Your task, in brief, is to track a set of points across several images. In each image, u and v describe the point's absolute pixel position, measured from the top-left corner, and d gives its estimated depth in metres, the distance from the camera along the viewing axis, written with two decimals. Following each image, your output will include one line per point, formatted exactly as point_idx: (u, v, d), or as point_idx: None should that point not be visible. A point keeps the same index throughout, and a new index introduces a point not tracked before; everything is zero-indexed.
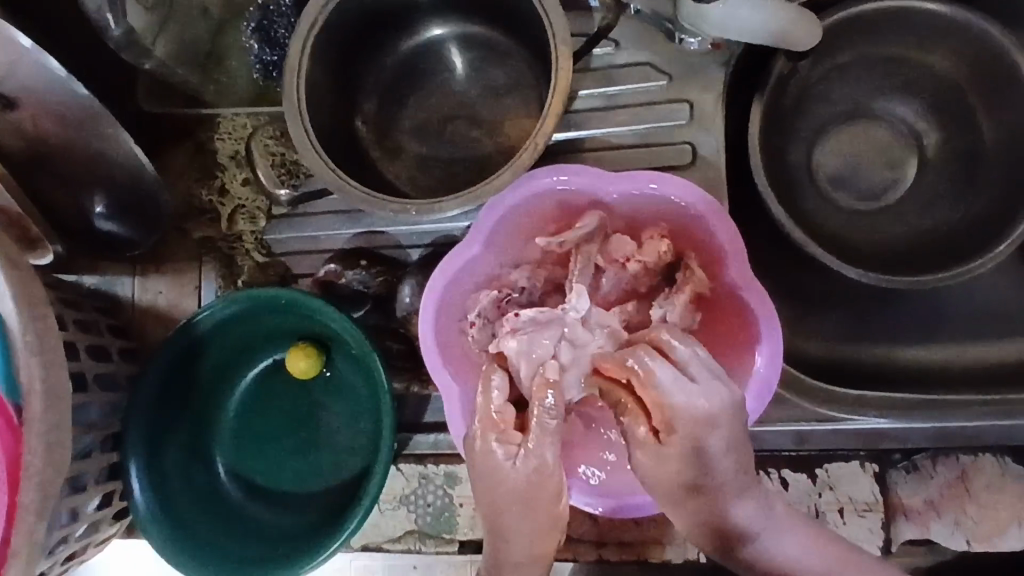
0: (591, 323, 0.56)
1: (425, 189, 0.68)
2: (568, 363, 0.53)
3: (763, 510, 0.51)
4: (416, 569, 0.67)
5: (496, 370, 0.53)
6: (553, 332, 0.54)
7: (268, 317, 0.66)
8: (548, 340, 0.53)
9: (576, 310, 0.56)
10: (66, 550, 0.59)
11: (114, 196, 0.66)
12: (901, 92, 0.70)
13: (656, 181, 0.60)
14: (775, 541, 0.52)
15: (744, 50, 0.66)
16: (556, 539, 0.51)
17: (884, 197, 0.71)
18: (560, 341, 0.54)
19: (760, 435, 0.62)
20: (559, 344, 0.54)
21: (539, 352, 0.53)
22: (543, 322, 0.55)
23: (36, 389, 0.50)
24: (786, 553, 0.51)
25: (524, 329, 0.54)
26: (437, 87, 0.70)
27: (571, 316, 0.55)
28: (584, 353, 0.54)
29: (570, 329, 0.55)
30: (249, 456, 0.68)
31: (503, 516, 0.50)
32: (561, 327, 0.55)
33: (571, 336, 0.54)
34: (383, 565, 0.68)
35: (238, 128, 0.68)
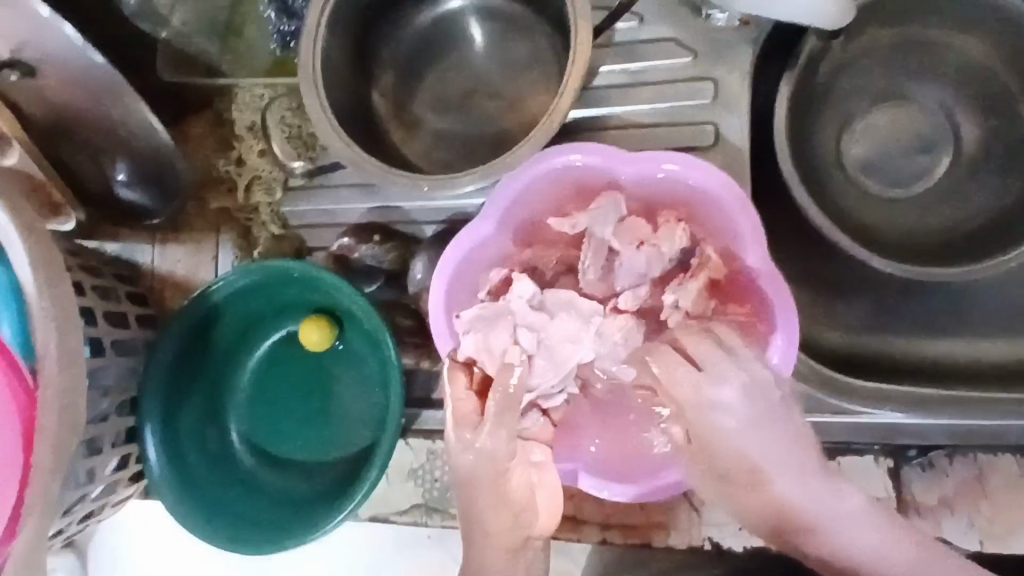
0: (541, 302, 0.57)
1: (441, 164, 0.67)
2: (531, 350, 0.55)
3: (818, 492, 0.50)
4: (431, 539, 0.67)
5: (458, 369, 0.54)
6: (505, 324, 0.56)
7: (282, 288, 0.67)
8: (504, 332, 0.56)
9: (521, 296, 0.57)
10: (82, 509, 0.61)
11: (135, 164, 0.67)
12: (939, 74, 0.67)
13: (678, 164, 0.58)
14: (843, 528, 0.49)
15: (773, 27, 0.63)
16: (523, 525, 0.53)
17: (914, 184, 0.68)
18: (517, 329, 0.56)
19: None
20: (516, 333, 0.56)
21: (498, 344, 0.55)
22: (491, 316, 0.56)
23: (51, 354, 0.51)
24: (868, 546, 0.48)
25: (477, 327, 0.56)
26: (456, 60, 0.69)
27: (517, 303, 0.57)
28: (544, 337, 0.56)
29: (521, 316, 0.56)
30: (263, 425, 0.69)
31: (470, 496, 0.53)
32: (513, 316, 0.56)
33: (525, 322, 0.56)
34: (397, 537, 0.67)
35: (255, 99, 0.70)
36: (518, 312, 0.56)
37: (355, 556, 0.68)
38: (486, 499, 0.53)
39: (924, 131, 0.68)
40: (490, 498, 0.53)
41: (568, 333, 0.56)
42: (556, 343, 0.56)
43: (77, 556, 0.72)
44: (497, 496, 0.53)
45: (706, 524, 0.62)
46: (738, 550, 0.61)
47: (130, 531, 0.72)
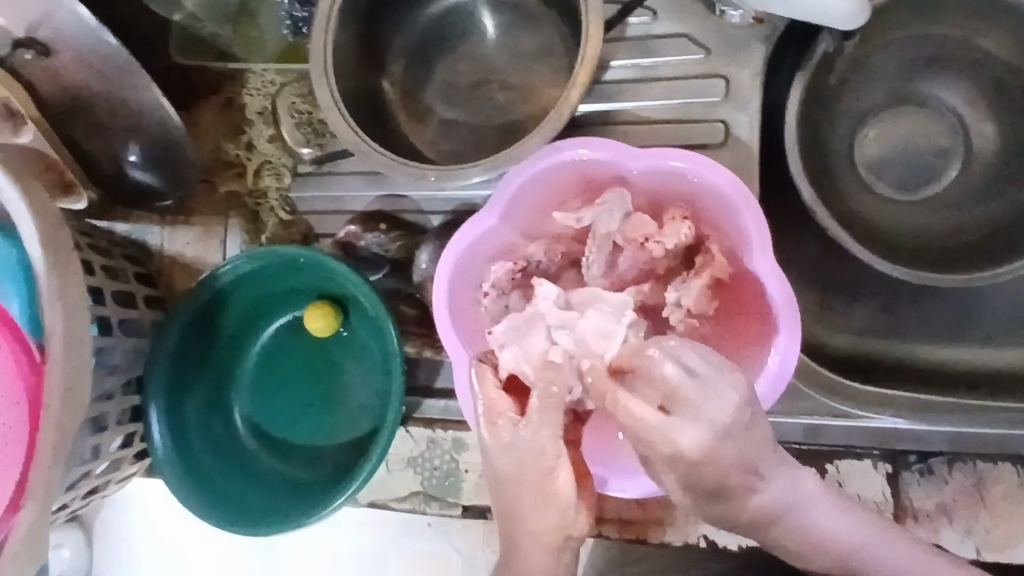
0: (569, 302, 0.55)
1: (449, 154, 0.67)
2: (569, 347, 0.52)
3: (792, 485, 0.51)
4: (431, 526, 0.67)
5: (484, 366, 0.53)
6: (540, 328, 0.53)
7: (288, 274, 0.67)
8: (539, 335, 0.53)
9: (547, 299, 0.55)
10: (87, 485, 0.62)
11: (146, 146, 0.68)
12: (954, 76, 0.66)
13: (687, 162, 0.58)
14: (810, 514, 0.52)
15: (788, 25, 0.63)
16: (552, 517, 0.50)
17: (923, 190, 0.68)
18: (551, 332, 0.53)
19: (773, 426, 0.60)
20: (552, 335, 0.53)
21: (537, 347, 0.52)
22: (522, 325, 0.54)
23: (58, 332, 0.52)
24: (828, 531, 0.52)
25: (511, 339, 0.54)
26: (467, 50, 0.69)
27: (545, 306, 0.54)
28: (578, 335, 0.53)
29: (552, 317, 0.54)
30: (265, 408, 0.70)
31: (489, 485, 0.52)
32: (545, 319, 0.54)
33: (558, 322, 0.53)
34: (394, 523, 0.68)
35: (267, 84, 0.69)
36: (547, 312, 0.54)
37: (357, 541, 0.69)
38: (520, 495, 0.50)
39: (937, 136, 0.68)
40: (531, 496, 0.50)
41: (600, 328, 0.53)
42: (589, 337, 0.52)
43: (83, 531, 0.73)
44: (534, 492, 0.49)
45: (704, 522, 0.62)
46: (733, 548, 0.61)
47: (138, 508, 0.73)
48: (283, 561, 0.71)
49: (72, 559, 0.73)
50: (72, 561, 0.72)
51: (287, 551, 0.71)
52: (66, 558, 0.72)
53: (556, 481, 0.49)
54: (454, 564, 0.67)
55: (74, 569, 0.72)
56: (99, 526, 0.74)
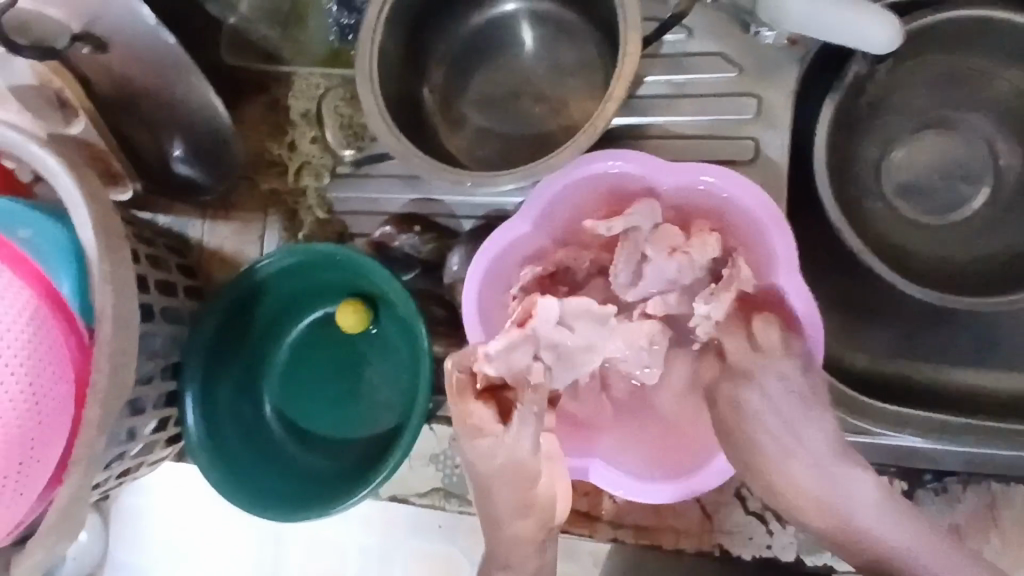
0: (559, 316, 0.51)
1: (482, 161, 0.69)
2: (551, 360, 0.52)
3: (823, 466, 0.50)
4: (440, 529, 0.69)
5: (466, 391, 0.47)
6: (530, 346, 0.50)
7: (323, 271, 0.69)
8: (528, 352, 0.50)
9: (547, 319, 0.50)
10: (122, 465, 0.65)
11: (192, 141, 0.70)
12: (983, 104, 0.67)
13: (718, 178, 0.59)
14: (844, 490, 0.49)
15: (820, 48, 0.64)
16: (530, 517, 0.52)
17: (951, 213, 0.68)
18: (540, 348, 0.50)
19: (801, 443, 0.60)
20: (540, 351, 0.50)
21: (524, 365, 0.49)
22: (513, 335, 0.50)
23: (108, 314, 0.54)
24: (863, 520, 0.49)
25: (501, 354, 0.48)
26: (505, 61, 0.71)
27: (542, 326, 0.50)
28: (562, 347, 0.52)
29: (544, 335, 0.50)
30: (295, 400, 0.72)
31: (488, 496, 0.51)
32: (537, 338, 0.50)
33: (549, 339, 0.51)
34: (409, 519, 0.69)
35: (311, 87, 0.71)
36: (542, 333, 0.50)
37: (369, 539, 0.71)
38: (507, 493, 0.51)
39: (965, 161, 0.68)
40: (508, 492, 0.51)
41: (584, 341, 0.54)
42: (575, 351, 0.53)
43: (99, 514, 0.76)
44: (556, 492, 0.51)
45: (718, 531, 0.63)
46: (747, 558, 0.62)
47: (154, 495, 0.75)
48: (293, 550, 0.72)
49: (89, 541, 0.75)
50: (87, 543, 0.75)
51: (297, 541, 0.72)
52: (83, 541, 0.74)
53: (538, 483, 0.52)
54: (463, 563, 0.68)
55: (89, 551, 0.75)
56: (115, 509, 0.76)
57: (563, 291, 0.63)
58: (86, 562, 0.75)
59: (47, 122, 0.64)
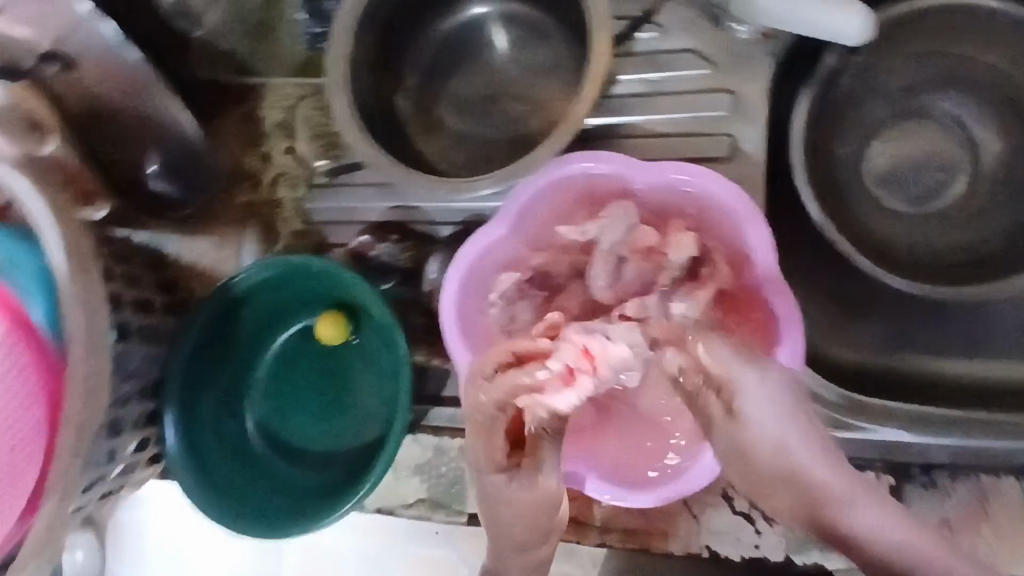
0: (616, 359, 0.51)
1: (458, 166, 0.69)
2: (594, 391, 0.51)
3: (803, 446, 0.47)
4: (438, 535, 0.68)
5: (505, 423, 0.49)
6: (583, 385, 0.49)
7: (300, 283, 0.69)
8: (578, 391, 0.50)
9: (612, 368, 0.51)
10: (104, 487, 0.64)
11: (168, 157, 0.70)
12: (960, 92, 0.67)
13: (694, 176, 0.59)
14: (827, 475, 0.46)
15: (794, 41, 0.64)
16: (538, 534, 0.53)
17: (929, 203, 0.68)
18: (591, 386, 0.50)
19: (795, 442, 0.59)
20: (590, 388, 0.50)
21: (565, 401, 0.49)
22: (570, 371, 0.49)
23: (80, 337, 0.54)
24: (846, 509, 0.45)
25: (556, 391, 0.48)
26: (478, 65, 0.71)
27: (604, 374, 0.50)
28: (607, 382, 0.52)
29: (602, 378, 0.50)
30: (277, 414, 0.71)
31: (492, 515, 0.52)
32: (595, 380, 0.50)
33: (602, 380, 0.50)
34: (403, 529, 0.69)
35: (283, 97, 0.71)
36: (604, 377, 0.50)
37: (364, 547, 0.70)
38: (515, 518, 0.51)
39: (946, 150, 0.68)
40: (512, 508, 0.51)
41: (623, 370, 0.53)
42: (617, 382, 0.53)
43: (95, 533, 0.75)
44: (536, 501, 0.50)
45: (705, 532, 0.62)
46: (736, 559, 0.62)
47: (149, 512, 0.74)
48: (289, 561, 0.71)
49: (84, 561, 0.74)
50: (83, 562, 0.74)
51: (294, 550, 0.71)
52: (78, 560, 0.74)
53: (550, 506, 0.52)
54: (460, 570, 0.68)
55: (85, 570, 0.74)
56: (110, 528, 0.75)
57: (540, 294, 0.63)
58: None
59: (22, 144, 0.62)
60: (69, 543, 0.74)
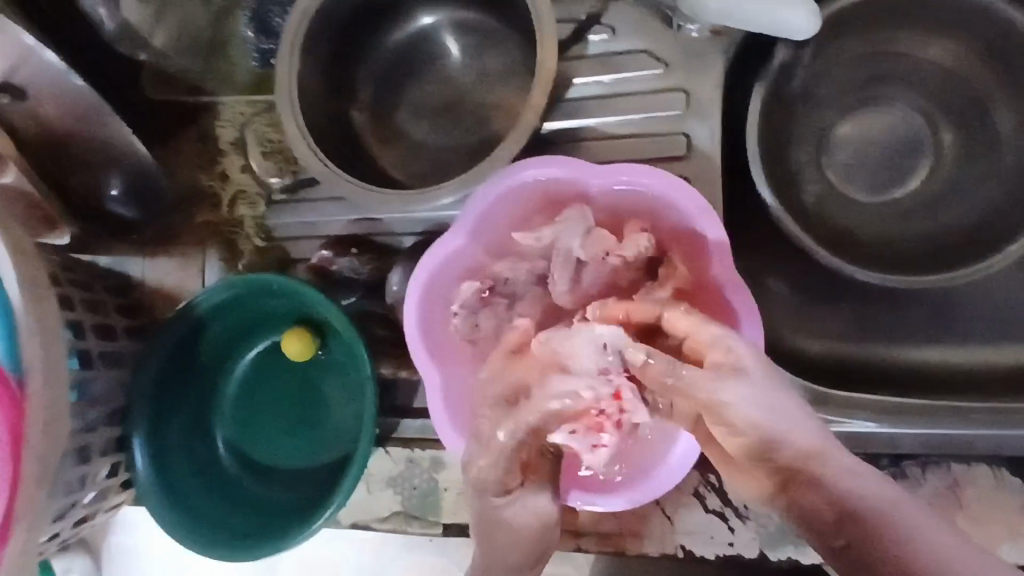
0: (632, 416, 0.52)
1: (417, 176, 0.69)
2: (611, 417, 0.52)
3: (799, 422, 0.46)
4: (433, 542, 0.68)
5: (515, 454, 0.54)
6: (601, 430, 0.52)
7: (263, 301, 0.68)
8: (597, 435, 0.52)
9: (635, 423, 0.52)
10: (77, 514, 0.63)
11: (126, 179, 0.69)
12: (913, 79, 0.67)
13: (646, 178, 0.59)
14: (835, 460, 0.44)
15: (744, 37, 0.64)
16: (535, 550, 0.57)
17: (888, 192, 0.68)
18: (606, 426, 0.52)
19: None
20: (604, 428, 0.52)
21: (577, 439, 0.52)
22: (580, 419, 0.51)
23: (37, 368, 0.53)
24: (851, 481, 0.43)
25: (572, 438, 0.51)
26: (433, 74, 0.71)
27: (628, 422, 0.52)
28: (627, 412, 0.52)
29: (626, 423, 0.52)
30: (247, 433, 0.71)
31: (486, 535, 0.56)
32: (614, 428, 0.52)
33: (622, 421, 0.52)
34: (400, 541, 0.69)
35: (238, 115, 0.71)
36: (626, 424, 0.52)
37: (361, 559, 0.69)
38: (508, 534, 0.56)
39: (904, 137, 0.68)
40: (507, 533, 0.56)
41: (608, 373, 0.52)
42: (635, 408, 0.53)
43: (90, 556, 0.74)
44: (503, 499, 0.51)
45: (679, 532, 0.62)
46: (711, 558, 0.61)
47: (146, 531, 0.75)
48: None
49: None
50: None
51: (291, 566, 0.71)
52: None
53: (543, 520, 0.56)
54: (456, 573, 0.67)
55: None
56: (106, 551, 0.75)
57: (503, 302, 0.63)
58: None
59: None
60: (62, 568, 0.73)
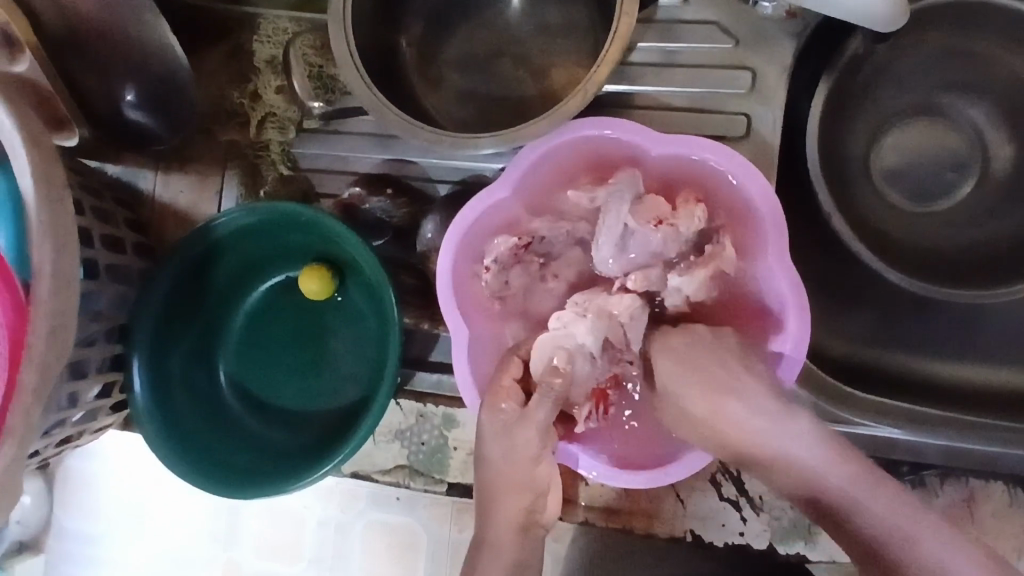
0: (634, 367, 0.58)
1: (462, 124, 0.65)
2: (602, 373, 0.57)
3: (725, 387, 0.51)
4: (399, 500, 0.69)
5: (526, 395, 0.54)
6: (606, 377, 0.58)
7: (287, 233, 0.65)
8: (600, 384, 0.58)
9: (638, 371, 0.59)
10: (61, 434, 0.60)
11: (146, 84, 0.63)
12: (975, 92, 0.66)
13: (709, 151, 0.56)
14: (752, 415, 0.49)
15: (819, 24, 0.61)
16: (524, 501, 0.53)
17: (934, 203, 0.67)
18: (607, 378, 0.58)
19: None
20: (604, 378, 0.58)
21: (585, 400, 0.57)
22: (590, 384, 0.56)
23: (45, 270, 0.49)
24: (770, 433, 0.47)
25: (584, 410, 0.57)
26: (489, 17, 0.67)
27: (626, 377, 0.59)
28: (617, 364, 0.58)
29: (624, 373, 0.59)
30: (252, 369, 0.68)
31: (490, 500, 0.53)
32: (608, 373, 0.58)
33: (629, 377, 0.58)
34: (369, 491, 0.69)
35: (279, 32, 0.66)
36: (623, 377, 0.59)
37: (327, 511, 0.70)
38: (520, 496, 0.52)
39: (956, 150, 0.67)
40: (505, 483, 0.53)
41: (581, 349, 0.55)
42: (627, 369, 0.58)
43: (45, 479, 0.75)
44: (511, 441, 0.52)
45: (689, 516, 0.62)
46: (719, 545, 0.61)
47: (107, 461, 0.74)
48: (251, 520, 0.71)
49: (31, 508, 0.74)
50: (31, 507, 0.74)
51: (254, 508, 0.72)
52: (27, 506, 0.74)
53: (539, 468, 0.53)
54: (421, 536, 0.69)
55: (32, 515, 0.74)
56: (61, 475, 0.74)
57: (538, 262, 0.62)
58: (31, 527, 0.75)
59: None
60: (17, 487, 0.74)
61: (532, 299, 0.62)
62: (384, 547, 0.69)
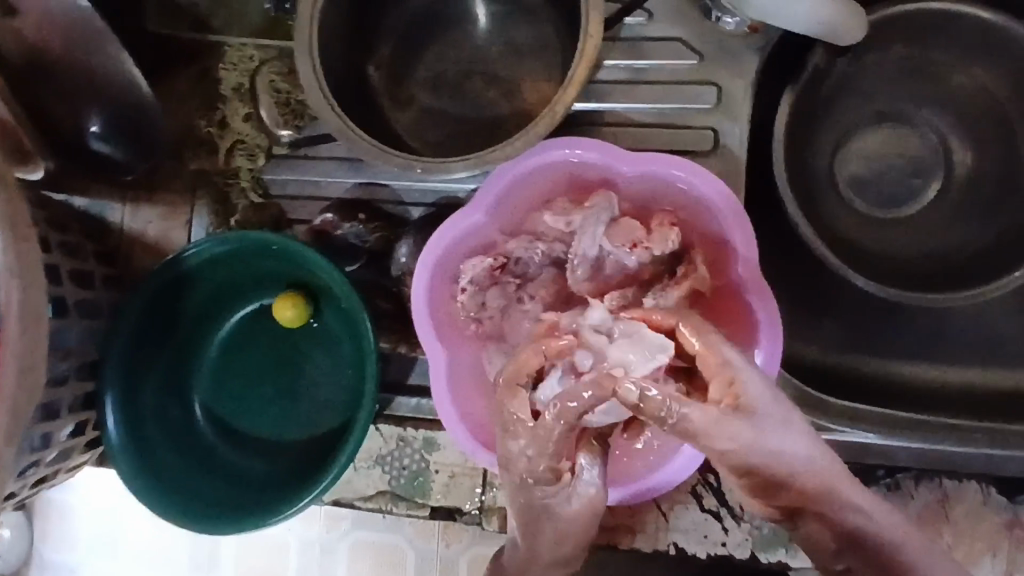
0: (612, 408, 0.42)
1: (434, 146, 0.65)
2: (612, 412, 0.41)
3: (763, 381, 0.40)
4: (385, 519, 0.68)
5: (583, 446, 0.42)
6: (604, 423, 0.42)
7: (260, 260, 0.64)
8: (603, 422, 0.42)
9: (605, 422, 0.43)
10: (36, 474, 0.58)
11: (110, 113, 0.63)
12: (935, 100, 0.67)
13: (675, 168, 0.58)
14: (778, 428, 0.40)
15: (781, 38, 0.63)
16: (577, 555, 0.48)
17: (899, 208, 0.68)
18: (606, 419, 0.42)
19: None
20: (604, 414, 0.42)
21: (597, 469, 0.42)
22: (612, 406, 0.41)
23: (13, 311, 0.48)
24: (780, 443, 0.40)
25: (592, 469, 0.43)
26: (457, 38, 0.67)
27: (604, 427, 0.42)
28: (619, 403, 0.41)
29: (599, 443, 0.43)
30: (228, 399, 0.67)
31: None
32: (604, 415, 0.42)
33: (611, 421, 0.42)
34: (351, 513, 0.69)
35: (245, 59, 0.66)
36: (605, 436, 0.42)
37: (310, 532, 0.70)
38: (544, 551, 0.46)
39: (919, 157, 0.68)
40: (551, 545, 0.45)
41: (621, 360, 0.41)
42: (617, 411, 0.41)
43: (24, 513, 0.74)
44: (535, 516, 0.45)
45: (672, 530, 0.62)
46: (701, 556, 0.62)
47: (83, 495, 0.72)
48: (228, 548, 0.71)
49: (12, 540, 0.73)
50: (11, 541, 0.73)
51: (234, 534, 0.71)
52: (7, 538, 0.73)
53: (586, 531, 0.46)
54: (408, 553, 0.68)
55: (13, 548, 0.73)
56: (36, 510, 0.73)
57: (514, 283, 0.60)
58: (11, 560, 0.73)
59: None
60: None
61: (508, 322, 0.60)
62: (367, 568, 0.69)
